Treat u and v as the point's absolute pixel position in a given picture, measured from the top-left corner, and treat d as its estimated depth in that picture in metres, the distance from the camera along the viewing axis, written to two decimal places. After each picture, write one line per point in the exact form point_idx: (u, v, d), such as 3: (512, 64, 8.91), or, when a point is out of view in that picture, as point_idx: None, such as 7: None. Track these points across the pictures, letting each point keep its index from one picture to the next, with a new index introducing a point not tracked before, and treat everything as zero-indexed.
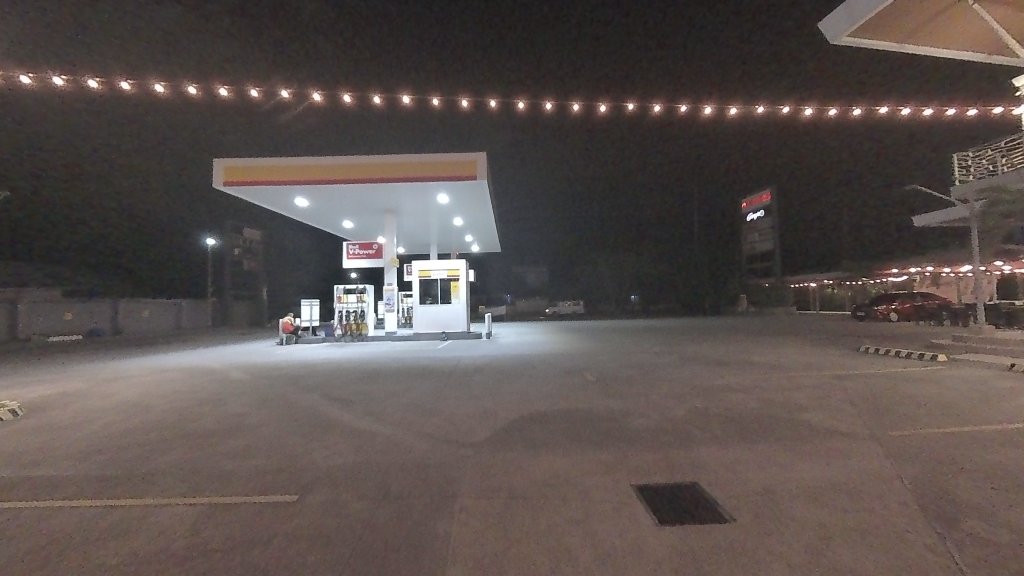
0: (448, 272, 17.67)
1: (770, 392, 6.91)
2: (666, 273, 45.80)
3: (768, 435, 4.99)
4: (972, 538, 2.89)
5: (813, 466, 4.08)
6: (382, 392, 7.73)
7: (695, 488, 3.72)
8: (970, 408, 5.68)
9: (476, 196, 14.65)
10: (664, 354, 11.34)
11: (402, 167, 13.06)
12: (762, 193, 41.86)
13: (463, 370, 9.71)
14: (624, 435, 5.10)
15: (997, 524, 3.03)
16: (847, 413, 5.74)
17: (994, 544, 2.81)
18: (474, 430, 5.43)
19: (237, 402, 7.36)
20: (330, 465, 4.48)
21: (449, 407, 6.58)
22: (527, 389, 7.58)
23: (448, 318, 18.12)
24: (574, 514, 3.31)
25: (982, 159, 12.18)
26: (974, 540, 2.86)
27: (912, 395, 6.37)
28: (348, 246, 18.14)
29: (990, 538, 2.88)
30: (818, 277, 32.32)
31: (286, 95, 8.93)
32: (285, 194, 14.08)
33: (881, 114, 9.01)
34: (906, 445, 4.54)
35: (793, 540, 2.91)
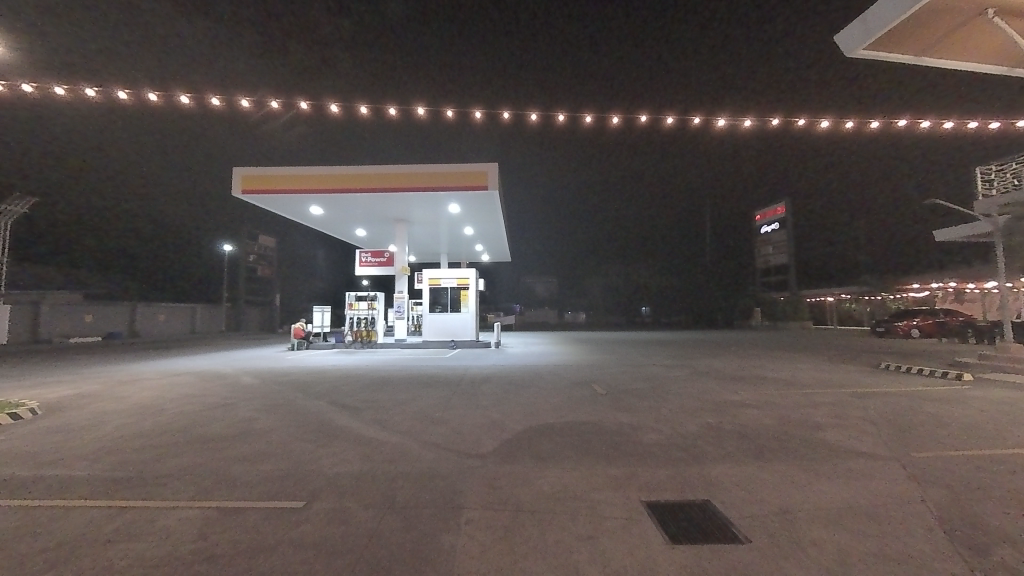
0: (458, 281, 17.72)
1: (786, 409, 6.73)
2: (677, 285, 45.36)
3: (784, 454, 4.84)
4: (1005, 567, 2.73)
5: (833, 488, 3.94)
6: (390, 401, 7.73)
7: (708, 507, 3.61)
8: (1001, 430, 5.44)
9: (487, 206, 14.73)
10: (676, 367, 11.16)
11: (415, 177, 13.22)
12: (777, 206, 41.41)
13: (470, 379, 9.63)
14: (635, 450, 4.99)
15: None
16: (868, 432, 5.56)
17: None
18: (481, 441, 5.36)
19: (247, 407, 7.42)
20: (337, 472, 4.47)
21: (457, 418, 6.51)
22: (536, 401, 7.47)
23: (457, 327, 18.13)
24: (583, 530, 3.23)
25: (1006, 173, 11.87)
26: (1009, 569, 2.71)
27: (938, 416, 6.14)
28: (360, 254, 18.35)
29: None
30: (835, 291, 31.69)
31: (304, 107, 9.15)
32: (300, 202, 14.34)
33: (900, 127, 8.89)
34: (932, 468, 4.35)
35: (815, 565, 2.79)
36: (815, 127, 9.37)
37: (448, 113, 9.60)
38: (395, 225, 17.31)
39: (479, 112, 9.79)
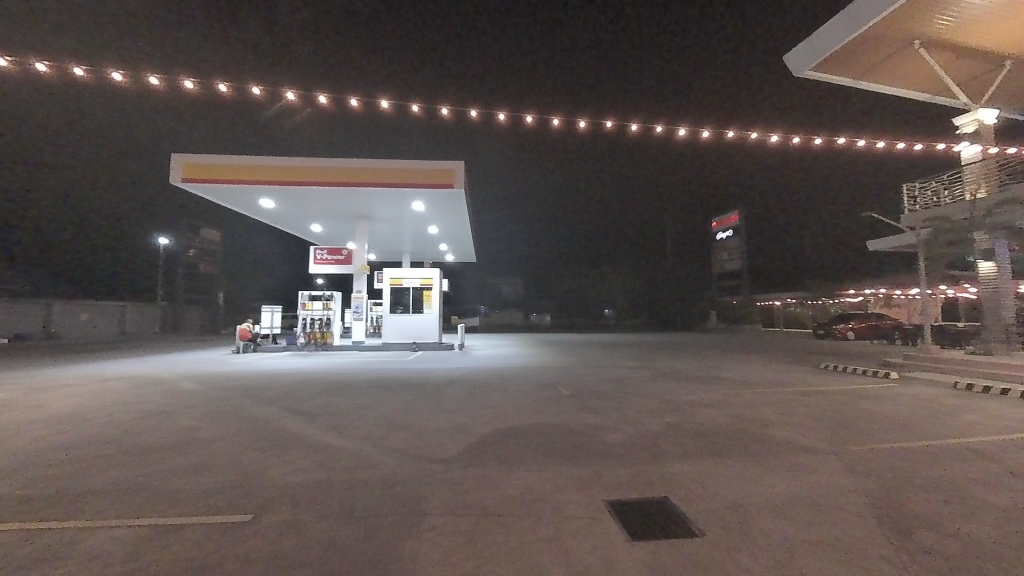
0: (421, 281, 17.31)
1: (739, 408, 7.09)
2: (639, 288, 47.20)
3: (736, 451, 5.06)
4: (932, 545, 2.95)
5: (782, 481, 4.13)
6: (348, 406, 7.37)
7: (667, 503, 3.67)
8: (926, 424, 5.97)
9: (453, 205, 14.49)
10: (639, 369, 11.46)
11: (378, 173, 12.77)
12: (731, 214, 44.26)
13: (435, 383, 9.36)
14: (598, 450, 5.04)
15: (955, 532, 3.11)
16: (810, 428, 5.95)
17: (950, 550, 2.89)
18: (446, 446, 5.19)
19: (189, 415, 6.80)
20: (291, 482, 4.17)
21: (421, 422, 6.29)
22: (503, 404, 7.39)
23: (420, 327, 17.71)
24: (548, 532, 3.17)
25: (928, 191, 13.32)
26: (935, 544, 2.93)
27: (870, 411, 6.71)
28: (316, 252, 17.49)
29: (948, 547, 2.94)
30: (781, 296, 34.07)
31: (256, 92, 8.54)
32: (251, 194, 13.45)
33: (840, 145, 9.62)
34: (866, 460, 4.71)
35: (768, 549, 2.90)
36: (766, 141, 9.95)
37: (414, 107, 9.23)
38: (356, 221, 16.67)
39: (445, 109, 9.49)
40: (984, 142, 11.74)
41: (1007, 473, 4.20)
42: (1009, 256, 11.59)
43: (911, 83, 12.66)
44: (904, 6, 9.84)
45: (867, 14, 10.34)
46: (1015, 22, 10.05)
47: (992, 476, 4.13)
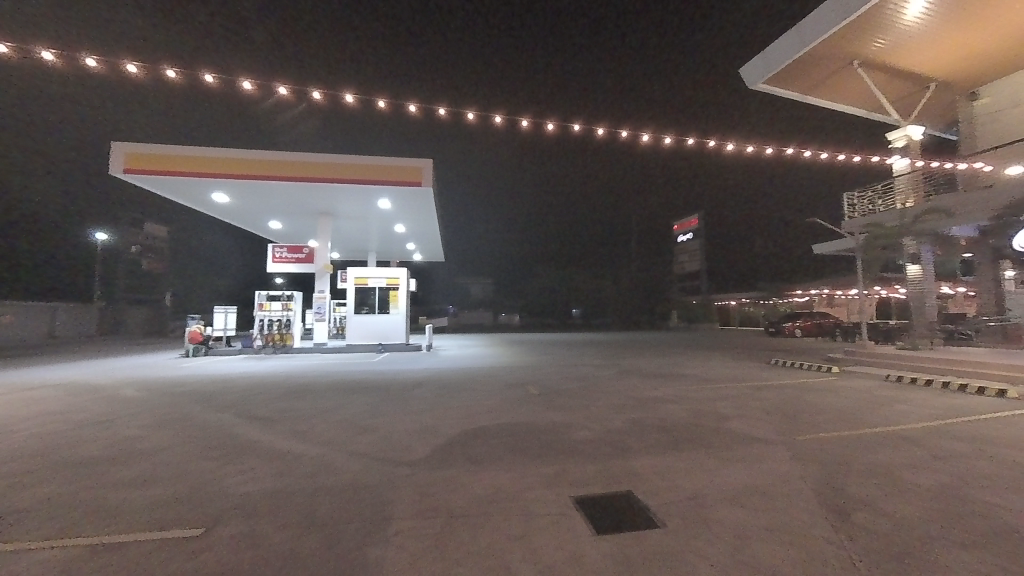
0: (387, 281, 16.91)
1: (698, 403, 7.42)
2: (606, 288, 48.47)
3: (694, 444, 5.29)
4: (864, 523, 3.22)
5: (737, 471, 4.36)
6: (310, 410, 7.09)
7: (629, 496, 3.78)
8: (862, 414, 6.50)
9: (421, 203, 14.25)
10: (604, 367, 11.77)
11: (342, 169, 12.37)
12: (691, 218, 46.45)
13: (402, 384, 9.19)
14: (565, 448, 5.13)
15: (883, 510, 3.41)
16: (761, 421, 6.32)
17: (882, 527, 3.15)
18: (413, 449, 5.10)
19: (132, 423, 6.30)
20: (247, 491, 3.96)
21: (387, 425, 6.16)
22: (470, 404, 7.36)
23: (386, 328, 17.30)
24: (515, 531, 3.19)
25: (865, 199, 14.43)
26: (868, 523, 3.20)
27: (815, 403, 7.23)
28: (274, 249, 16.73)
29: (879, 523, 3.21)
30: (737, 296, 36.02)
31: (210, 79, 8.04)
32: (202, 188, 12.67)
33: (789, 154, 10.31)
34: (810, 449, 5.06)
35: (724, 536, 3.05)
36: (723, 149, 10.45)
37: (381, 104, 8.95)
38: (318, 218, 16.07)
39: (413, 106, 9.11)
40: (913, 156, 12.90)
41: (929, 456, 4.64)
42: (932, 260, 12.80)
43: (851, 98, 13.76)
44: (844, 28, 10.67)
45: (812, 34, 11.12)
46: (938, 47, 11.13)
47: (916, 460, 4.55)
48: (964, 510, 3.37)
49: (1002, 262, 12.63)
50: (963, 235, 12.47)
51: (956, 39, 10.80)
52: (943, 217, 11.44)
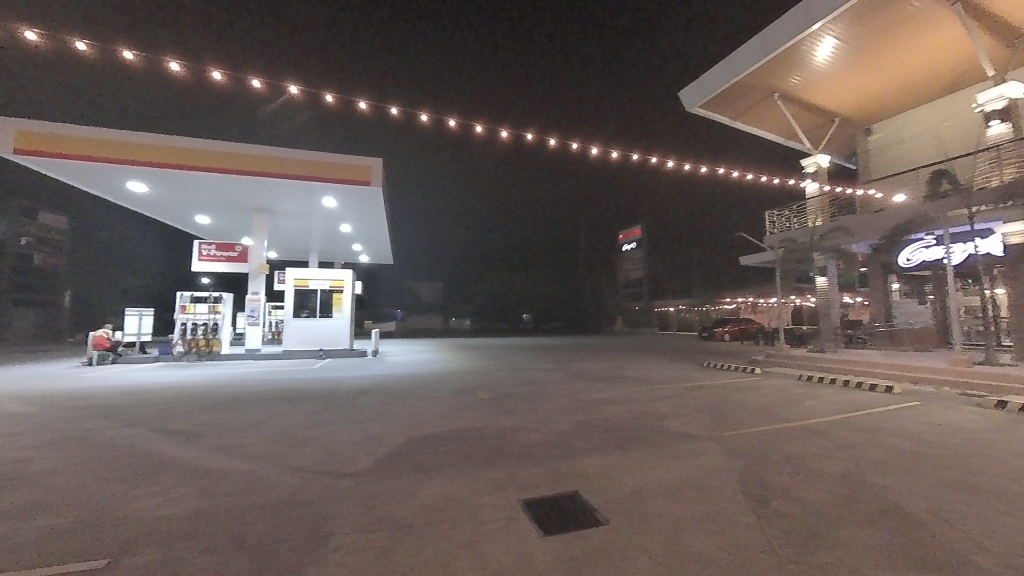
0: (331, 283, 16.08)
1: (639, 404, 7.80)
2: (556, 293, 49.48)
3: (636, 443, 5.55)
4: (781, 509, 3.56)
5: (673, 467, 4.63)
6: (240, 423, 6.51)
7: (575, 496, 3.89)
8: (780, 411, 7.20)
9: (369, 203, 13.72)
10: (553, 371, 12.03)
11: (282, 164, 11.62)
12: (635, 228, 49.19)
13: (344, 393, 8.72)
14: (515, 451, 5.17)
15: (795, 497, 3.80)
16: (695, 419, 6.78)
17: (795, 511, 3.50)
18: (355, 460, 4.88)
19: (15, 444, 5.41)
20: (163, 514, 3.57)
21: (328, 436, 5.83)
22: (418, 411, 7.17)
23: (328, 333, 16.37)
24: (464, 537, 3.15)
25: (783, 217, 16.05)
26: (785, 509, 3.54)
27: (741, 402, 7.89)
28: (201, 246, 15.33)
29: (793, 508, 3.56)
30: (675, 303, 38.43)
31: (129, 56, 7.21)
32: (114, 176, 11.34)
33: (720, 174, 11.32)
34: (736, 443, 5.52)
35: (661, 529, 3.23)
36: (664, 165, 11.11)
37: (328, 97, 8.55)
38: (254, 214, 14.95)
39: (363, 103, 8.81)
40: (821, 181, 14.60)
41: (832, 446, 5.25)
42: (836, 273, 14.54)
43: (773, 126, 15.36)
44: (766, 63, 11.93)
45: (740, 66, 12.32)
46: (842, 86, 12.74)
47: (821, 450, 5.13)
48: (859, 492, 3.85)
49: (889, 275, 14.64)
50: (860, 251, 14.29)
51: (856, 80, 12.43)
52: (845, 235, 13.02)
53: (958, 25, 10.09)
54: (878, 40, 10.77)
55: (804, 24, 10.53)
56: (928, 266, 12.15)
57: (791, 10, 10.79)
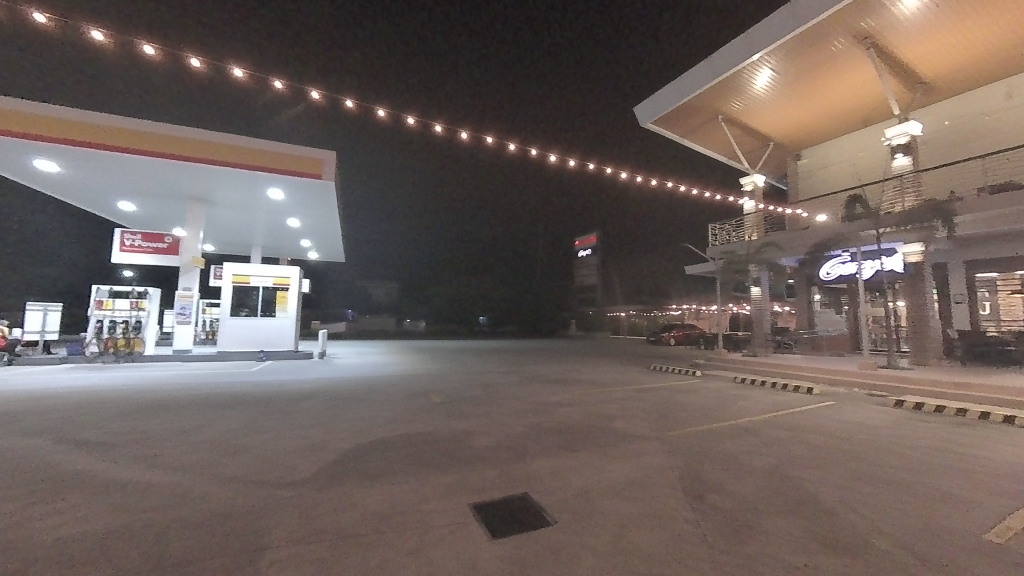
0: (275, 280, 15.15)
1: (590, 406, 8.02)
2: (513, 297, 49.77)
3: (585, 444, 5.70)
4: (715, 503, 3.80)
5: (619, 466, 4.81)
6: (165, 431, 5.92)
7: (525, 498, 3.93)
8: (717, 411, 7.71)
9: (319, 197, 13.06)
10: (508, 374, 12.06)
11: (222, 150, 10.80)
12: (591, 235, 51.01)
13: (287, 397, 8.19)
14: (466, 455, 5.13)
15: (727, 490, 4.08)
16: (642, 420, 7.08)
17: (728, 505, 3.76)
18: (296, 468, 4.61)
19: None
20: (66, 534, 3.17)
21: (265, 443, 5.45)
22: (367, 416, 6.89)
23: (270, 334, 15.35)
24: (411, 544, 3.08)
25: (725, 230, 17.19)
26: (719, 503, 3.79)
27: (684, 403, 8.36)
28: (124, 236, 13.95)
29: (726, 502, 3.82)
30: (626, 309, 40.07)
31: (41, 19, 6.37)
32: (18, 152, 10.01)
33: (668, 187, 12.03)
34: (678, 442, 5.83)
35: (606, 527, 3.34)
36: (619, 176, 11.58)
37: (277, 84, 8.06)
38: (189, 203, 13.76)
39: (316, 93, 8.41)
40: (757, 199, 15.90)
41: (761, 443, 5.71)
42: (768, 284, 15.81)
43: (717, 146, 16.52)
44: (711, 87, 12.86)
45: (690, 87, 13.15)
46: (775, 114, 13.99)
47: (752, 447, 5.55)
48: (782, 485, 4.20)
49: (812, 287, 16.19)
50: (788, 265, 15.70)
51: (787, 109, 13.69)
52: (777, 250, 14.21)
53: (870, 68, 11.42)
54: (807, 75, 11.94)
55: (745, 53, 11.50)
56: (844, 280, 13.56)
57: (734, 39, 11.72)
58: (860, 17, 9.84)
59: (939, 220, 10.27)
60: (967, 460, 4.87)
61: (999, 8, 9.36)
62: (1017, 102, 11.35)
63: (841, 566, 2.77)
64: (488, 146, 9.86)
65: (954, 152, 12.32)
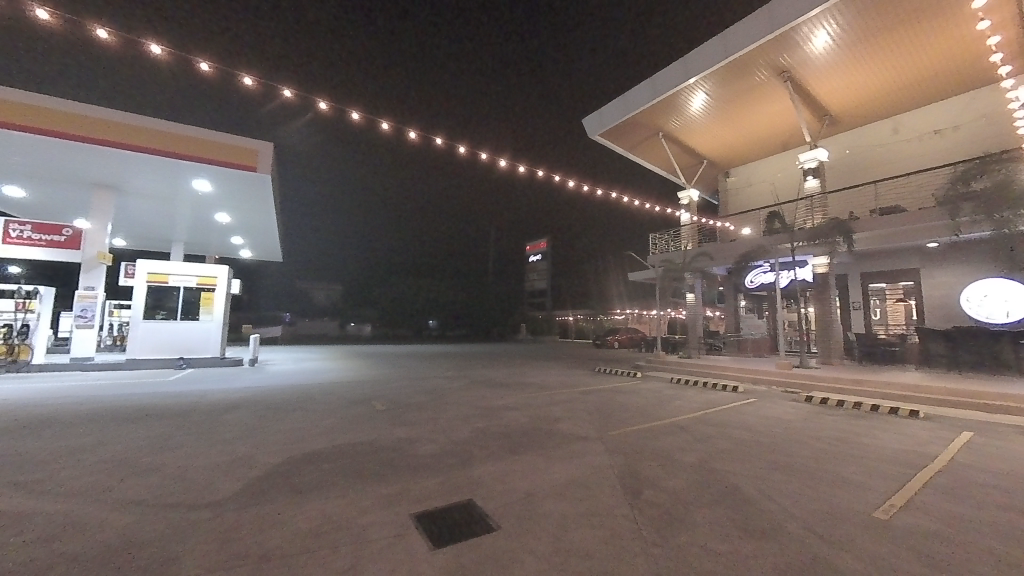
0: (199, 279, 13.83)
1: (536, 408, 8.12)
2: (463, 300, 49.34)
3: (530, 447, 5.75)
4: (651, 498, 3.98)
5: (562, 467, 4.90)
6: (52, 452, 5.12)
7: (469, 504, 3.87)
8: (654, 410, 8.12)
9: (252, 191, 12.08)
10: (455, 378, 11.90)
11: (137, 134, 9.66)
12: (541, 241, 52.34)
13: (210, 409, 7.46)
14: (408, 463, 4.96)
15: (662, 486, 4.29)
16: (585, 421, 7.28)
17: (662, 500, 3.94)
18: (216, 486, 4.19)
19: None
20: None
21: (178, 461, 4.88)
22: (300, 426, 6.44)
23: (191, 338, 13.91)
24: (345, 561, 2.90)
25: (663, 240, 18.29)
26: (654, 498, 3.98)
27: (624, 403, 8.72)
28: (10, 226, 12.06)
29: (660, 497, 4.01)
30: (574, 313, 41.29)
31: None
32: None
33: (612, 197, 12.68)
34: (618, 442, 6.06)
35: (548, 528, 3.37)
36: (566, 184, 11.96)
37: (204, 65, 7.34)
38: (92, 190, 12.14)
39: (249, 78, 7.77)
40: (692, 212, 17.12)
41: (692, 439, 6.10)
42: (701, 291, 17.02)
43: (658, 161, 17.61)
44: (653, 106, 13.73)
45: (633, 103, 13.89)
46: (709, 134, 15.21)
47: (684, 443, 5.91)
48: (709, 478, 4.51)
49: (738, 294, 17.67)
50: (718, 273, 17.02)
51: (719, 131, 14.95)
52: (709, 259, 15.37)
53: (787, 98, 12.77)
54: (735, 101, 13.09)
55: (682, 76, 12.38)
56: (765, 288, 14.96)
57: (673, 63, 12.58)
58: (779, 53, 10.99)
59: (841, 236, 11.66)
60: (861, 448, 5.54)
61: (885, 56, 10.89)
62: (901, 137, 13.25)
63: (759, 551, 3.01)
64: (437, 146, 9.73)
65: (853, 178, 14.12)
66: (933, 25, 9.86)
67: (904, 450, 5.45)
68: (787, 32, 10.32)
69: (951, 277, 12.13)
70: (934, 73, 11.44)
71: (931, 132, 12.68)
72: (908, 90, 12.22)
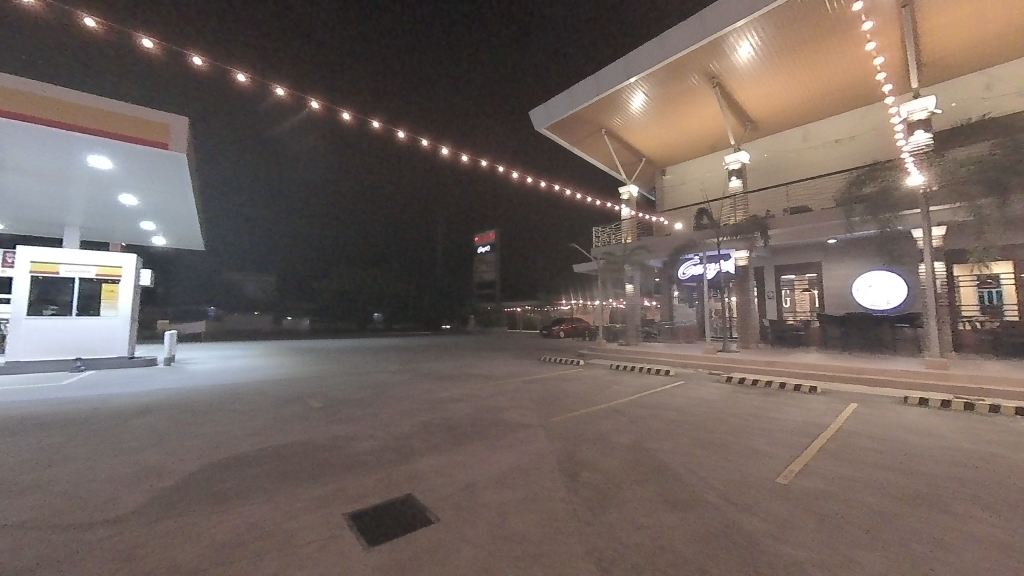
0: (99, 270, 12.16)
1: (481, 399, 8.16)
2: (411, 292, 48.13)
3: (473, 438, 5.77)
4: (586, 480, 4.17)
5: (503, 456, 4.96)
6: None
7: (409, 499, 3.81)
8: (594, 396, 8.47)
9: (163, 170, 10.77)
10: (400, 372, 11.60)
11: (11, 97, 8.21)
12: (489, 233, 52.36)
13: (113, 415, 6.63)
14: (345, 461, 4.78)
15: (598, 468, 4.49)
16: (529, 409, 7.43)
17: (597, 481, 4.12)
18: (120, 500, 3.75)
19: None
20: None
21: (73, 475, 4.31)
22: (223, 430, 5.94)
23: (91, 336, 12.23)
24: (270, 569, 2.75)
25: (605, 233, 19.03)
26: (590, 480, 4.17)
27: (567, 391, 9.01)
28: None
29: (595, 478, 4.21)
30: (522, 304, 41.92)
31: None
32: None
33: (557, 190, 12.92)
34: (559, 428, 6.26)
35: (486, 516, 3.42)
36: (511, 176, 12.01)
37: (89, 21, 6.31)
38: None
39: (148, 41, 6.84)
40: (631, 207, 17.88)
41: (628, 422, 6.45)
42: (640, 282, 17.94)
43: (601, 156, 18.17)
44: (596, 102, 14.11)
45: (578, 98, 14.22)
46: (647, 133, 15.96)
47: (620, 426, 6.24)
48: (640, 457, 4.82)
49: (672, 285, 18.85)
50: (654, 265, 18.05)
51: (655, 130, 15.75)
52: (646, 252, 16.16)
53: (716, 103, 13.73)
54: (670, 102, 13.81)
55: (623, 75, 12.85)
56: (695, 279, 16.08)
57: (615, 61, 12.99)
58: (709, 59, 11.75)
59: (759, 232, 12.89)
60: (770, 423, 6.20)
61: (797, 70, 12.05)
62: (809, 144, 14.79)
63: (680, 521, 3.27)
64: (375, 130, 9.29)
65: (770, 180, 15.58)
66: (835, 44, 11.05)
67: (805, 422, 6.18)
68: (716, 40, 11.06)
69: (846, 270, 13.86)
70: (835, 87, 12.85)
71: (833, 141, 14.28)
72: (814, 102, 13.63)
